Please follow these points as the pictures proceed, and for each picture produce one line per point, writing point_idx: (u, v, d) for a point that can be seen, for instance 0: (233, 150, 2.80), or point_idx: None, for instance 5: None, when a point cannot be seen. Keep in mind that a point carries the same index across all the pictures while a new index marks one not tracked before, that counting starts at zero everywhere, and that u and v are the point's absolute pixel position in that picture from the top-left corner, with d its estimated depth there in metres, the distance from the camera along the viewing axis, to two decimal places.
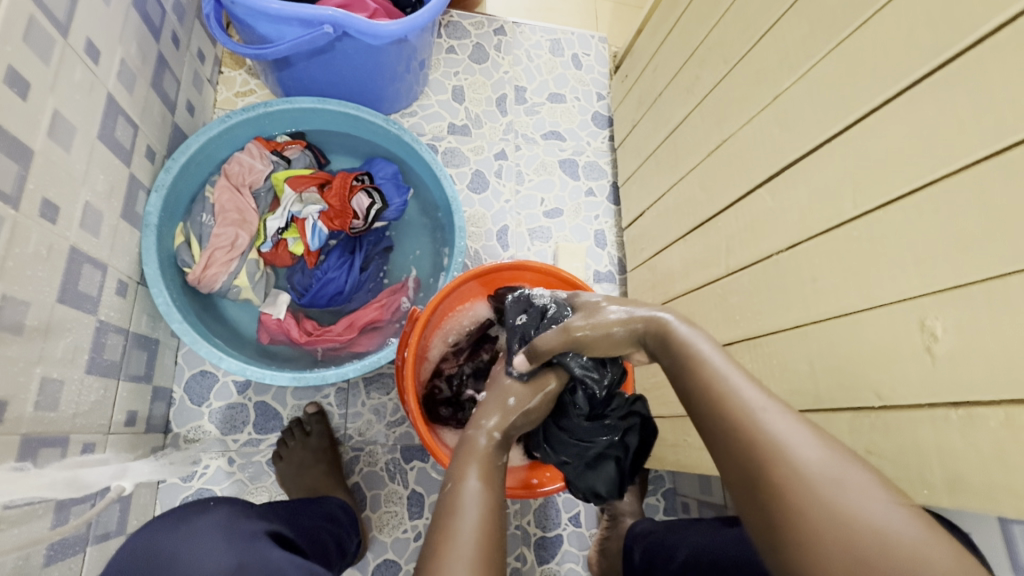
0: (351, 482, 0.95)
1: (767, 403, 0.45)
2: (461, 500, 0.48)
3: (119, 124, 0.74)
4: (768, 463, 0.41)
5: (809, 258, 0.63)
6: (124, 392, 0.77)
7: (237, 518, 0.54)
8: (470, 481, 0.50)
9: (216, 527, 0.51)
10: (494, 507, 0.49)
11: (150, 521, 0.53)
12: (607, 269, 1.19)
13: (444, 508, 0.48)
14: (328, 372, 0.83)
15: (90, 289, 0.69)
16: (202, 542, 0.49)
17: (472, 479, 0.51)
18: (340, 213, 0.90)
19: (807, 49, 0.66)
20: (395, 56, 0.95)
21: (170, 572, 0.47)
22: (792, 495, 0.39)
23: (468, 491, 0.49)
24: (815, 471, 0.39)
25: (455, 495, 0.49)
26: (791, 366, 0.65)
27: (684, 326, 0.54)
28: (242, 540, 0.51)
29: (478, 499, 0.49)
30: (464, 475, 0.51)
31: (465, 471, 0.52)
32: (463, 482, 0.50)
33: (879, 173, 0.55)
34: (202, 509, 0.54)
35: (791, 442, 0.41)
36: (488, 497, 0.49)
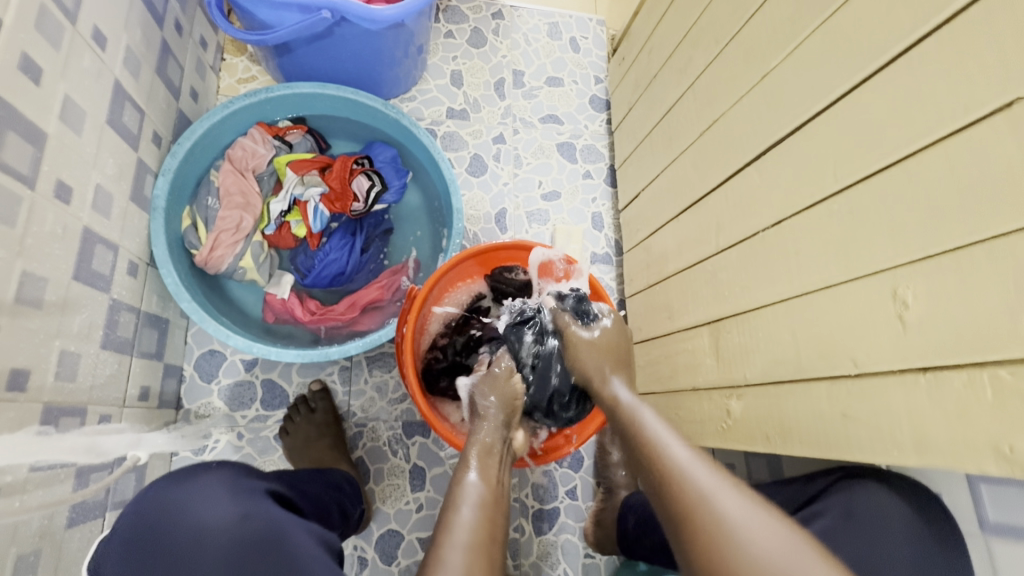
0: (355, 456, 0.99)
1: (694, 460, 0.51)
2: (463, 494, 0.57)
3: (127, 109, 0.76)
4: (697, 520, 0.46)
5: (792, 234, 0.65)
6: (137, 368, 0.81)
7: (240, 476, 0.58)
8: (470, 477, 0.59)
9: (224, 480, 0.56)
10: (495, 498, 0.58)
11: (156, 481, 0.56)
12: (604, 251, 1.21)
13: (449, 501, 0.57)
14: (331, 349, 0.87)
15: (103, 268, 0.72)
16: (212, 493, 0.54)
17: (472, 476, 0.60)
18: (341, 196, 0.93)
19: (794, 27, 0.67)
20: (392, 41, 0.97)
21: (180, 519, 0.51)
22: (704, 514, 0.46)
23: (468, 485, 0.59)
24: (735, 523, 0.45)
25: (458, 489, 0.58)
26: (776, 339, 0.68)
27: (632, 407, 0.61)
28: (246, 494, 0.55)
29: (478, 494, 0.57)
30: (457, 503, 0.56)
31: (467, 471, 0.61)
32: (465, 480, 0.59)
33: (857, 148, 0.57)
34: (206, 469, 0.58)
35: (712, 491, 0.47)
36: (479, 537, 0.52)
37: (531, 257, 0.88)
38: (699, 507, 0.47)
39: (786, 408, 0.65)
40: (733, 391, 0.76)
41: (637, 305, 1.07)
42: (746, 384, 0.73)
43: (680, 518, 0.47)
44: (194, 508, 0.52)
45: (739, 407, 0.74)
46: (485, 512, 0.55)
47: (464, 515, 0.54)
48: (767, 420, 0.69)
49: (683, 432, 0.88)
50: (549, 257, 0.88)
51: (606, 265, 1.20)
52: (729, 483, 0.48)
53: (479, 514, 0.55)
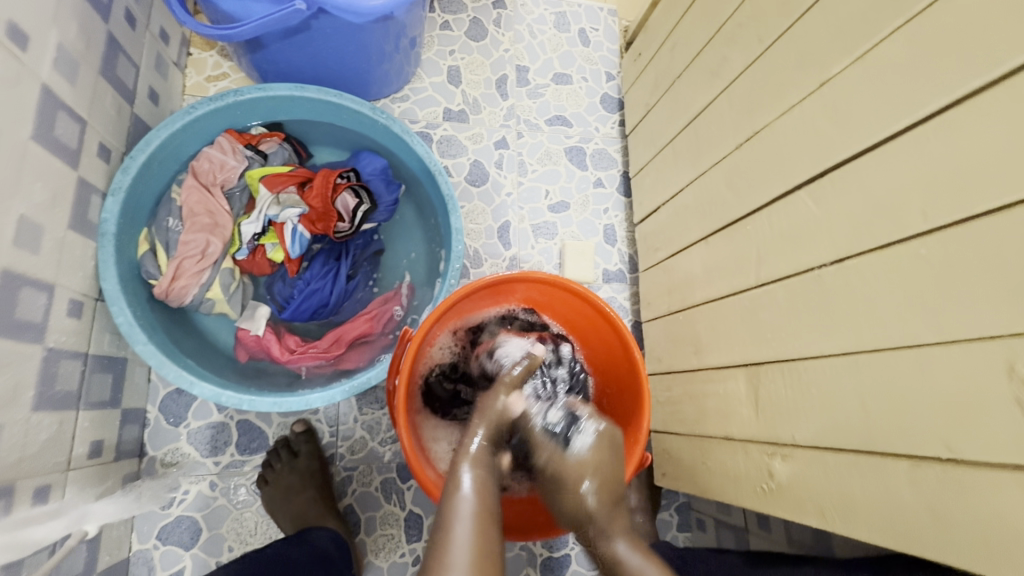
0: (343, 504, 0.89)
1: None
2: (457, 508, 0.54)
3: (60, 120, 0.64)
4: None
5: (863, 277, 0.54)
6: (85, 422, 0.70)
7: None
8: (464, 488, 0.56)
9: None
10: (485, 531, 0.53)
11: None
12: (617, 267, 1.10)
13: (442, 517, 0.54)
14: (313, 395, 0.75)
15: (33, 316, 0.60)
16: None
17: (466, 486, 0.56)
18: (323, 215, 0.81)
19: (864, 27, 0.55)
20: (380, 35, 0.84)
21: None
22: None
23: (461, 499, 0.55)
24: None
25: (450, 507, 0.55)
26: (836, 399, 0.57)
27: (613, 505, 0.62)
28: None
29: (472, 509, 0.54)
30: (460, 482, 0.57)
31: (460, 481, 0.57)
32: (459, 491, 0.56)
33: (958, 182, 0.46)
34: None
35: None
36: (478, 512, 0.54)
37: (541, 289, 0.78)
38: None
39: (849, 482, 0.55)
40: (778, 450, 0.65)
41: (657, 331, 0.97)
42: (795, 445, 0.63)
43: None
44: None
45: (786, 469, 0.64)
46: (480, 514, 0.54)
47: (460, 535, 0.52)
48: (823, 491, 0.59)
49: (713, 485, 0.78)
50: (564, 291, 0.77)
51: (620, 283, 1.09)
52: None
53: (474, 533, 0.52)
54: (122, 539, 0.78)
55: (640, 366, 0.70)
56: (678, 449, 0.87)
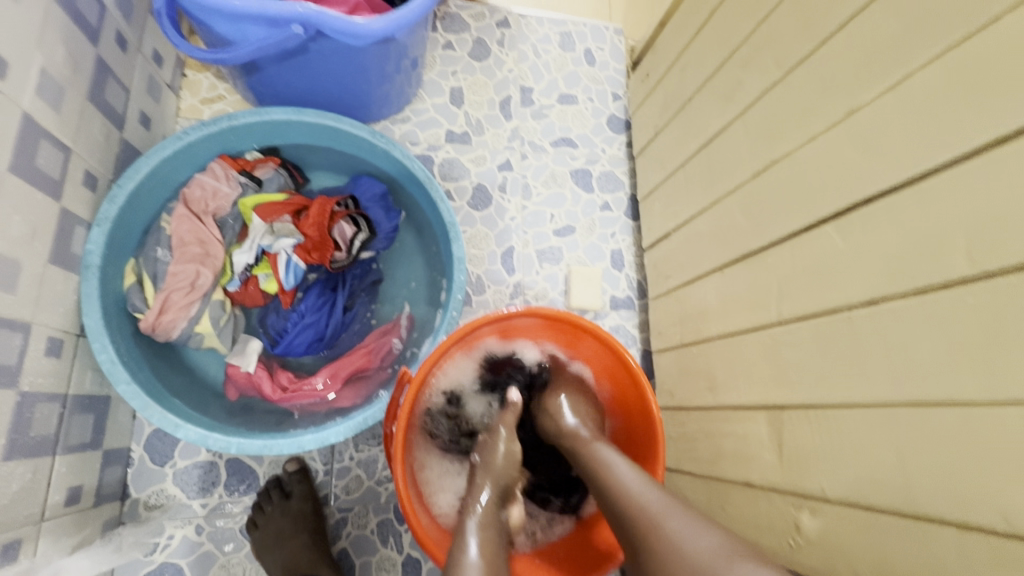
0: (337, 548, 0.84)
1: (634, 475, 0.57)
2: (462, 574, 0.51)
3: (42, 149, 0.61)
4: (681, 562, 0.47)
5: (899, 322, 0.50)
6: (63, 468, 0.65)
7: None
8: (471, 553, 0.53)
9: None
10: None
11: None
12: (625, 294, 1.06)
13: None
14: (306, 436, 0.71)
15: (7, 358, 0.56)
16: None
17: (472, 550, 0.54)
18: (319, 245, 0.78)
19: (896, 54, 0.52)
20: (381, 57, 0.81)
21: None
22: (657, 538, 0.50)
23: (468, 565, 0.52)
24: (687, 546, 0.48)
25: (457, 560, 0.53)
26: (870, 452, 0.53)
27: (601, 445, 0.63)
28: None
29: (479, 571, 0.51)
30: (465, 549, 0.54)
31: (466, 547, 0.54)
32: (466, 558, 0.53)
33: (1012, 221, 0.41)
34: None
35: (662, 515, 0.52)
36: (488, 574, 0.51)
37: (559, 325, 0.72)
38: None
39: (889, 547, 0.50)
40: (805, 503, 0.61)
41: (668, 363, 0.93)
42: (824, 498, 0.58)
43: (639, 537, 0.52)
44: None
45: (813, 524, 0.59)
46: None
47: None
48: (855, 554, 0.54)
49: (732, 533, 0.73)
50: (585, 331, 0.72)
51: (628, 310, 1.05)
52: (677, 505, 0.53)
53: None
54: None
55: (654, 410, 0.66)
56: (692, 490, 0.83)
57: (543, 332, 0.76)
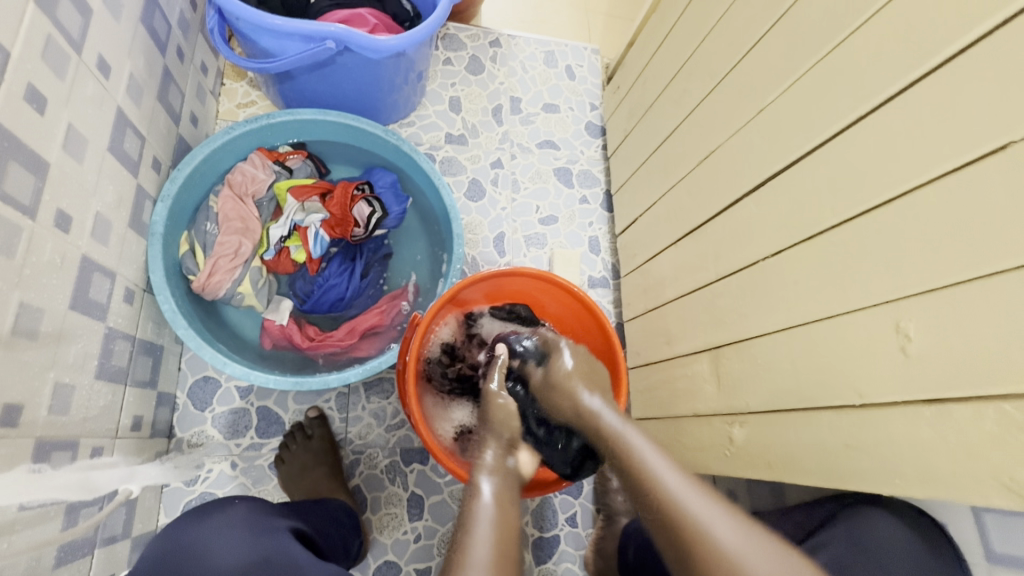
0: (352, 484, 0.97)
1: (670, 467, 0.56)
2: (476, 514, 0.56)
3: (127, 136, 0.76)
4: (671, 514, 0.51)
5: (794, 263, 0.66)
6: (131, 398, 0.79)
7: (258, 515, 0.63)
8: (481, 497, 0.58)
9: (246, 519, 0.61)
10: (506, 518, 0.56)
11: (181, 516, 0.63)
12: (601, 274, 1.22)
13: (462, 522, 0.56)
14: (331, 376, 0.85)
15: (99, 297, 0.71)
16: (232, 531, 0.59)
17: (484, 494, 0.59)
18: (341, 221, 0.94)
19: (789, 66, 0.69)
20: (394, 69, 0.98)
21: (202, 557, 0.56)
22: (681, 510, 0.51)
23: (481, 506, 0.57)
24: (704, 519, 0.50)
25: (470, 509, 0.57)
26: (777, 368, 0.68)
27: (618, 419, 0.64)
28: (264, 535, 0.60)
29: (492, 511, 0.56)
30: (477, 492, 0.59)
31: (480, 488, 0.60)
32: (479, 500, 0.58)
33: (857, 181, 0.58)
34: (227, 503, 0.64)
35: (681, 491, 0.53)
36: (499, 517, 0.56)
37: (533, 284, 0.89)
38: (694, 538, 0.49)
39: (790, 436, 0.66)
40: (737, 419, 0.76)
41: (635, 329, 1.08)
42: (749, 411, 0.73)
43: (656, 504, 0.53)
44: (209, 550, 0.57)
45: (742, 434, 0.74)
46: (502, 515, 0.56)
47: (480, 536, 0.53)
48: (769, 450, 0.69)
49: (684, 459, 0.88)
50: (553, 286, 0.89)
51: (603, 288, 1.21)
52: (693, 483, 0.54)
53: (493, 531, 0.54)
54: (151, 510, 0.86)
55: (617, 353, 0.81)
56: (654, 431, 0.98)
57: (523, 289, 0.92)
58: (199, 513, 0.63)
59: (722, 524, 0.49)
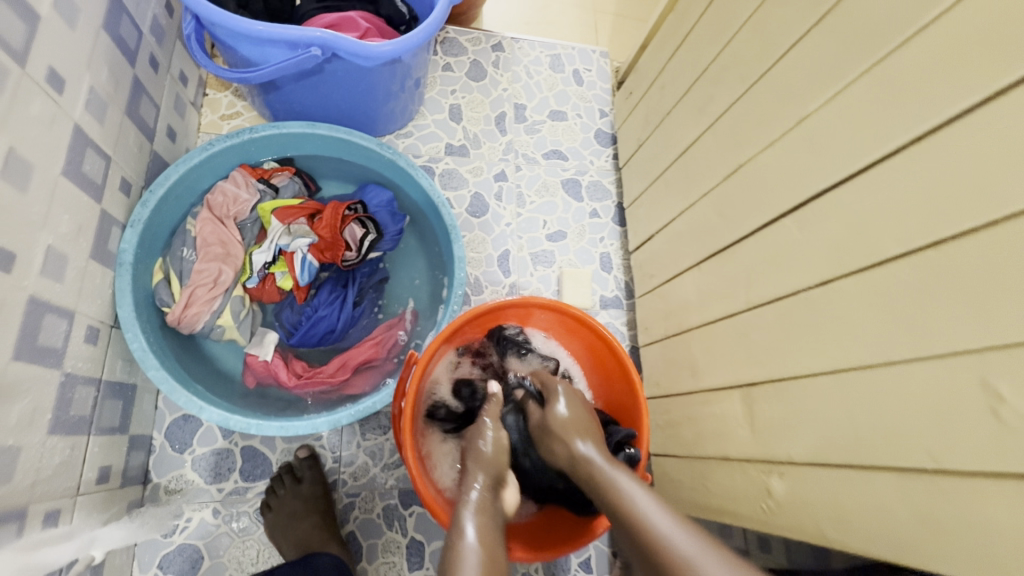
0: (345, 531, 0.89)
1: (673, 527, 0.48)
2: (462, 560, 0.51)
3: (88, 157, 0.68)
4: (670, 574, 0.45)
5: (843, 299, 0.58)
6: (96, 448, 0.71)
7: None
8: (468, 538, 0.53)
9: None
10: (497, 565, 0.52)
11: None
12: (613, 294, 1.14)
13: (446, 567, 0.51)
14: (319, 419, 0.77)
15: (54, 341, 0.62)
16: None
17: (469, 535, 0.54)
18: (331, 245, 0.85)
19: (834, 70, 0.61)
20: (388, 76, 0.89)
21: None
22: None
23: (467, 550, 0.52)
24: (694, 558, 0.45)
25: (455, 550, 0.52)
26: (826, 417, 0.60)
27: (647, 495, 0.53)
28: None
29: (478, 557, 0.51)
30: (463, 531, 0.55)
31: (464, 531, 0.55)
32: (463, 543, 0.53)
33: (925, 207, 0.49)
34: None
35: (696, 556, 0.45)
36: (484, 559, 0.52)
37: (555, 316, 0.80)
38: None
39: (843, 499, 0.57)
40: (774, 468, 0.67)
41: (653, 355, 1.00)
42: (790, 462, 0.64)
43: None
44: None
45: (782, 487, 0.65)
46: (484, 530, 0.55)
47: None
48: (818, 510, 0.60)
49: (712, 507, 0.79)
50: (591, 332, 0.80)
51: (616, 309, 1.12)
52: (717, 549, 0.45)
53: None
54: (123, 566, 0.78)
55: (635, 380, 0.74)
56: (676, 471, 0.89)
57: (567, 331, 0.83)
58: None
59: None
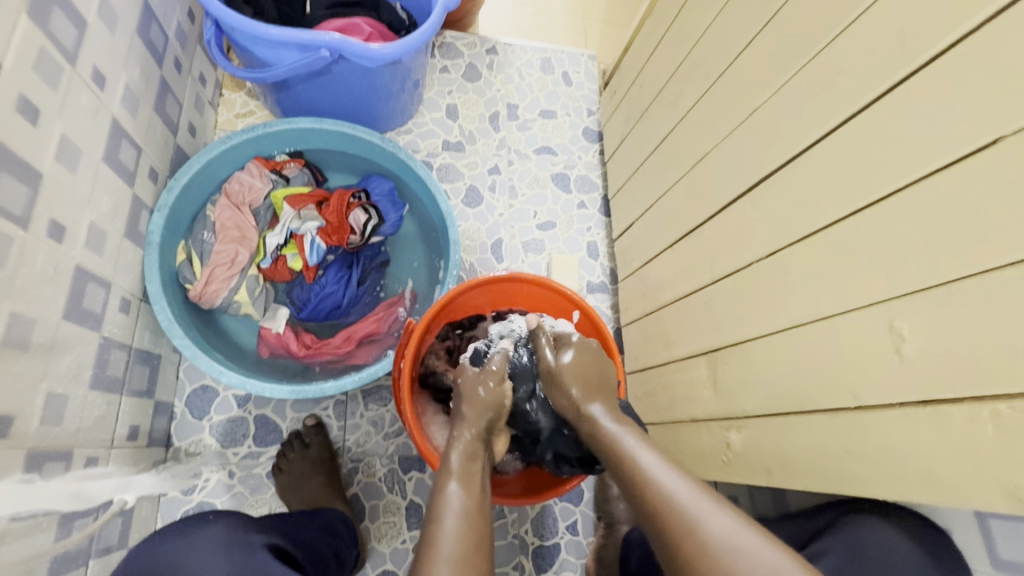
0: (350, 493, 0.97)
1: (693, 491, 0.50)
2: (444, 506, 0.55)
3: (123, 146, 0.76)
4: (682, 546, 0.47)
5: (788, 266, 0.66)
6: (127, 407, 0.79)
7: (234, 532, 0.62)
8: (451, 486, 0.57)
9: (220, 536, 0.60)
10: (478, 509, 0.55)
11: (150, 538, 0.61)
12: (599, 279, 1.22)
13: (432, 513, 0.54)
14: (327, 384, 0.84)
15: (94, 306, 0.71)
16: (206, 549, 0.58)
17: (453, 483, 0.57)
18: (338, 229, 0.93)
19: (781, 66, 0.69)
20: (389, 77, 0.98)
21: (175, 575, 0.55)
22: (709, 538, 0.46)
23: (450, 495, 0.56)
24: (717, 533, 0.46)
25: (438, 500, 0.55)
26: (775, 371, 0.67)
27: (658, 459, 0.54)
28: (243, 553, 0.59)
29: (461, 500, 0.55)
30: (447, 482, 0.58)
31: (449, 479, 0.58)
32: (447, 488, 0.57)
33: (850, 182, 0.58)
34: (201, 522, 0.62)
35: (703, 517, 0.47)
36: (467, 508, 0.55)
37: (547, 294, 0.89)
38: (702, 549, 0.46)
39: (789, 442, 0.65)
40: (734, 423, 0.75)
41: (634, 333, 1.08)
42: (746, 416, 0.72)
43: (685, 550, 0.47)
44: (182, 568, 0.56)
45: (740, 439, 0.73)
46: (468, 482, 0.58)
47: (449, 526, 0.52)
48: (768, 455, 0.68)
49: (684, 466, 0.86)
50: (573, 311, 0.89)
51: (602, 293, 1.20)
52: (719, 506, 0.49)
53: (462, 524, 0.53)
54: (148, 519, 0.86)
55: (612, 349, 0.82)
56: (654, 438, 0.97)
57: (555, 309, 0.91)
58: (163, 538, 0.60)
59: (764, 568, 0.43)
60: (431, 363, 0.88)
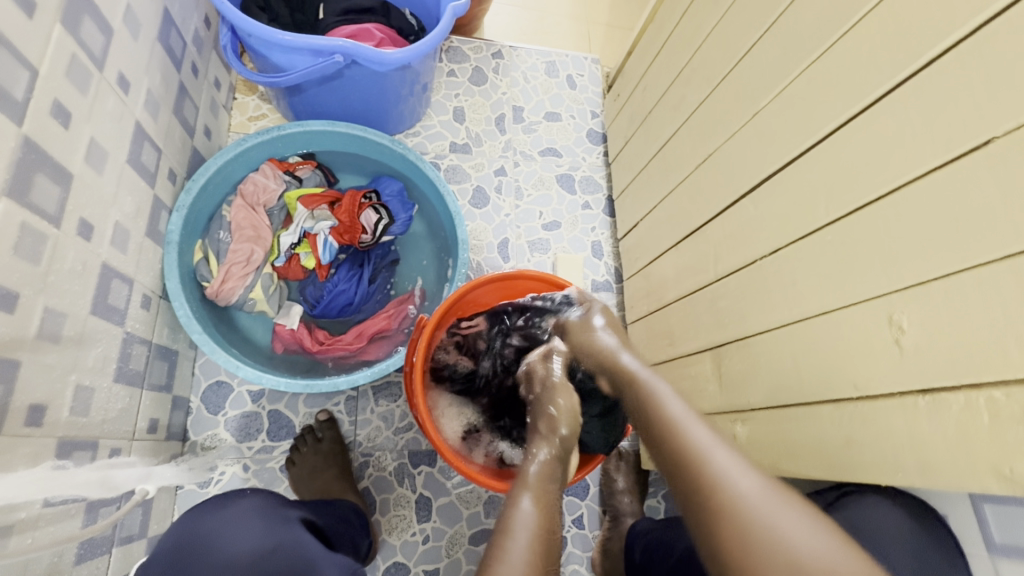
0: (361, 486, 0.99)
1: (715, 444, 0.50)
2: (516, 520, 0.52)
3: (145, 148, 0.79)
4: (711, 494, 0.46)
5: (789, 263, 0.68)
6: (148, 401, 0.81)
7: (268, 505, 0.65)
8: (523, 502, 0.54)
9: (257, 508, 0.63)
10: (552, 527, 0.53)
11: (188, 512, 0.63)
12: (604, 278, 1.24)
13: (500, 527, 0.52)
14: (340, 379, 0.87)
15: (118, 302, 0.73)
16: (246, 519, 0.61)
17: (525, 501, 0.55)
18: (350, 228, 0.96)
19: (781, 70, 0.71)
20: (399, 81, 1.01)
21: (217, 543, 0.58)
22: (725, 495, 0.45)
23: (521, 513, 0.53)
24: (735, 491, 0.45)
25: (510, 514, 0.53)
26: (777, 365, 0.70)
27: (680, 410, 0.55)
28: (279, 524, 0.62)
29: (533, 517, 0.53)
30: (519, 498, 0.55)
31: (520, 495, 0.56)
32: (519, 506, 0.54)
33: (849, 181, 0.60)
34: (237, 496, 0.65)
35: (710, 452, 0.49)
36: (540, 525, 0.52)
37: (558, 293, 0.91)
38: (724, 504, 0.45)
39: (791, 433, 0.67)
40: (738, 416, 0.77)
41: (638, 331, 1.10)
42: (751, 408, 0.74)
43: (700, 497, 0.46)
44: (224, 537, 0.59)
45: (744, 432, 0.75)
46: (541, 496, 0.56)
47: (519, 541, 0.50)
48: (771, 446, 0.70)
49: None
50: None
51: (607, 292, 1.23)
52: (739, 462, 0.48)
53: (535, 539, 0.50)
54: (166, 510, 0.88)
55: None
56: None
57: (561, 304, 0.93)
58: (203, 511, 0.63)
59: (789, 519, 0.43)
60: (441, 358, 0.90)
